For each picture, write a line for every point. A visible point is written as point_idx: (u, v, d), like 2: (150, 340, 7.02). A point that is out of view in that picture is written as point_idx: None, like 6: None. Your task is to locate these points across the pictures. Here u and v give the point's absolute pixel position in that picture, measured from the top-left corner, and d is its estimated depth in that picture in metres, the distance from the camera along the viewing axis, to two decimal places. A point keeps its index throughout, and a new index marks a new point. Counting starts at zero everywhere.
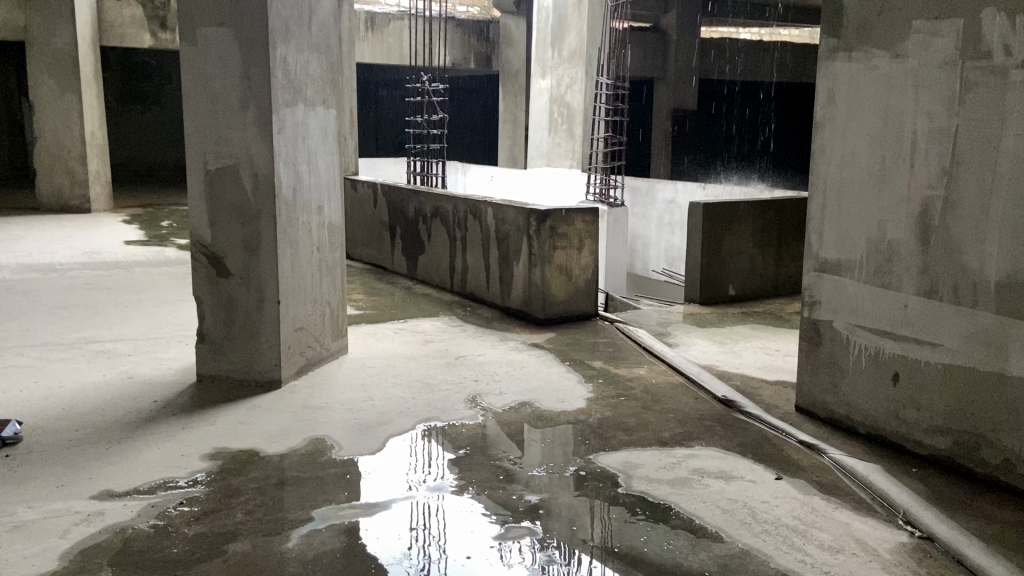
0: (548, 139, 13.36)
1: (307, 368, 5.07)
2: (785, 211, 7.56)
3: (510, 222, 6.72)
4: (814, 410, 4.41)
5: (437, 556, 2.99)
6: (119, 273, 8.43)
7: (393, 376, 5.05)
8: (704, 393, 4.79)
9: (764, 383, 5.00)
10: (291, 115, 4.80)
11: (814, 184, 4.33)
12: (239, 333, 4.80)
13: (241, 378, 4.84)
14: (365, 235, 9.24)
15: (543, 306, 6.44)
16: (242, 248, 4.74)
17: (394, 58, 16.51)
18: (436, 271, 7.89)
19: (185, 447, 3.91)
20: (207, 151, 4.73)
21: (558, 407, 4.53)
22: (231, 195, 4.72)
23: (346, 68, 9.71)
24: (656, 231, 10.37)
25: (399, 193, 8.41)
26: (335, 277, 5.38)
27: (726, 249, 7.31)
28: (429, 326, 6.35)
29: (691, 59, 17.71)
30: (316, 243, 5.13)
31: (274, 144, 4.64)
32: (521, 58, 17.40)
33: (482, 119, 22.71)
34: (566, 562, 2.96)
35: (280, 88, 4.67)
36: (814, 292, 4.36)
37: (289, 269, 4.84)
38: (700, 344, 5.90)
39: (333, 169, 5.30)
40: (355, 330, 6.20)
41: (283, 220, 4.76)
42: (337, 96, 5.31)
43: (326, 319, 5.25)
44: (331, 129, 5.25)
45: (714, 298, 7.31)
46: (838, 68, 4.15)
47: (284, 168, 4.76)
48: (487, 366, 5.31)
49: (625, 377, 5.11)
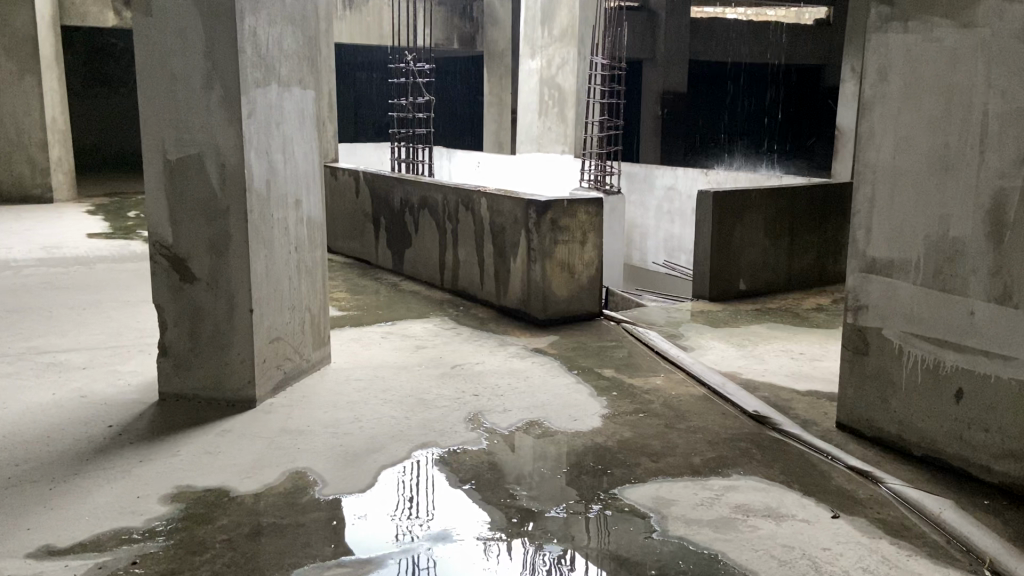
0: (538, 123, 12.77)
1: (285, 382, 4.51)
2: (799, 199, 7.07)
3: (506, 214, 6.16)
4: (859, 428, 3.94)
5: (427, 564, 2.82)
6: (79, 270, 7.78)
7: (383, 391, 4.50)
8: (732, 406, 4.30)
9: (796, 394, 4.51)
10: (263, 96, 4.20)
11: (861, 174, 3.82)
12: (207, 346, 4.23)
13: (209, 397, 4.27)
14: (346, 226, 8.64)
15: (543, 306, 5.91)
16: (209, 249, 4.15)
17: (374, 39, 15.77)
18: (425, 266, 7.33)
19: (143, 486, 3.35)
20: (166, 138, 4.13)
21: (571, 427, 4.01)
22: (194, 189, 4.13)
23: (323, 47, 9.06)
24: (654, 220, 9.87)
25: (384, 182, 7.82)
26: (315, 278, 4.80)
27: (738, 241, 6.81)
28: (420, 329, 5.81)
29: (681, 39, 17.16)
30: (294, 242, 4.54)
31: (244, 129, 4.05)
32: (506, 39, 16.77)
33: (465, 103, 22.07)
34: (561, 564, 2.83)
35: (250, 65, 4.07)
36: (860, 295, 3.86)
37: (263, 273, 4.26)
38: (717, 347, 5.41)
39: (313, 158, 4.72)
40: (339, 335, 5.64)
41: (256, 217, 4.18)
42: (316, 76, 4.72)
43: (306, 327, 4.69)
44: (308, 112, 4.65)
45: (724, 293, 6.81)
46: (892, 41, 3.64)
47: (256, 157, 4.16)
48: (486, 376, 4.77)
49: (641, 388, 4.59)
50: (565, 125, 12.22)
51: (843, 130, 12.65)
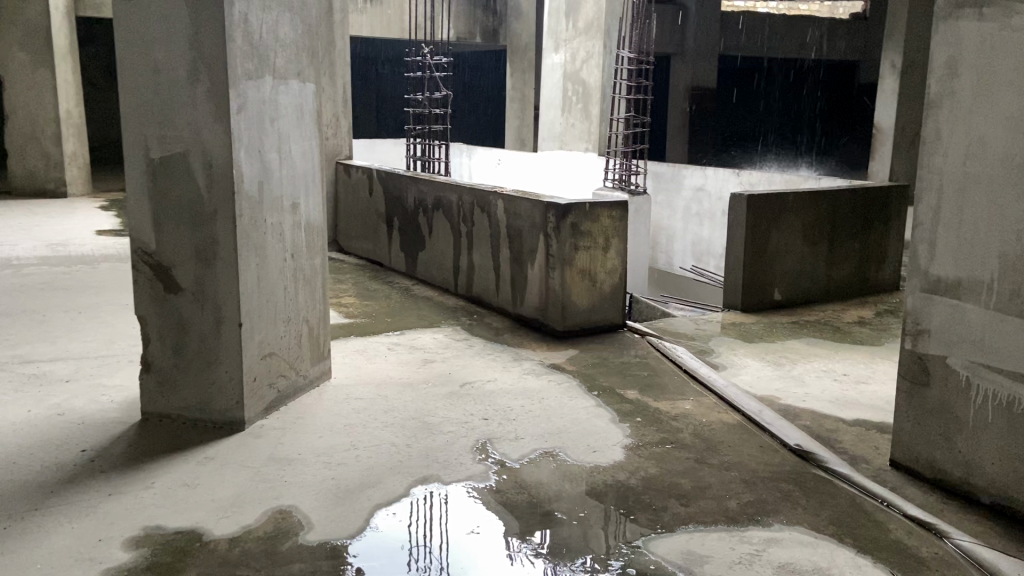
0: (561, 119, 12.34)
1: (280, 401, 4.15)
2: (840, 203, 6.57)
3: (524, 217, 5.76)
4: (916, 468, 3.49)
5: None
6: (81, 269, 7.49)
7: (385, 412, 4.12)
8: (770, 437, 3.86)
9: (841, 423, 4.05)
10: (256, 88, 3.82)
11: (925, 181, 3.36)
12: (193, 363, 3.88)
13: (194, 418, 3.93)
14: (359, 226, 8.29)
15: (562, 316, 5.49)
16: (194, 257, 3.79)
17: (394, 31, 15.38)
18: (438, 270, 6.94)
19: (109, 526, 3.00)
20: (149, 134, 3.77)
21: (590, 461, 3.59)
22: (179, 192, 3.76)
23: (337, 39, 8.70)
24: (682, 222, 9.39)
25: (397, 181, 7.44)
26: (314, 288, 4.42)
27: (773, 247, 6.34)
28: (429, 340, 5.42)
29: (712, 33, 16.63)
30: (290, 250, 4.17)
31: (232, 125, 3.67)
32: (530, 32, 16.34)
33: (487, 97, 21.68)
34: None
35: (240, 54, 3.69)
36: (922, 319, 3.40)
37: (254, 284, 3.89)
38: (751, 366, 4.96)
39: (313, 157, 4.34)
40: (343, 346, 5.26)
41: (247, 223, 3.81)
42: (317, 67, 4.33)
43: (304, 341, 4.32)
44: (308, 107, 4.26)
45: (758, 304, 6.35)
46: (964, 31, 3.17)
47: (247, 157, 3.79)
48: (498, 397, 4.37)
49: (669, 413, 4.17)
50: (590, 122, 11.77)
51: (882, 129, 12.06)
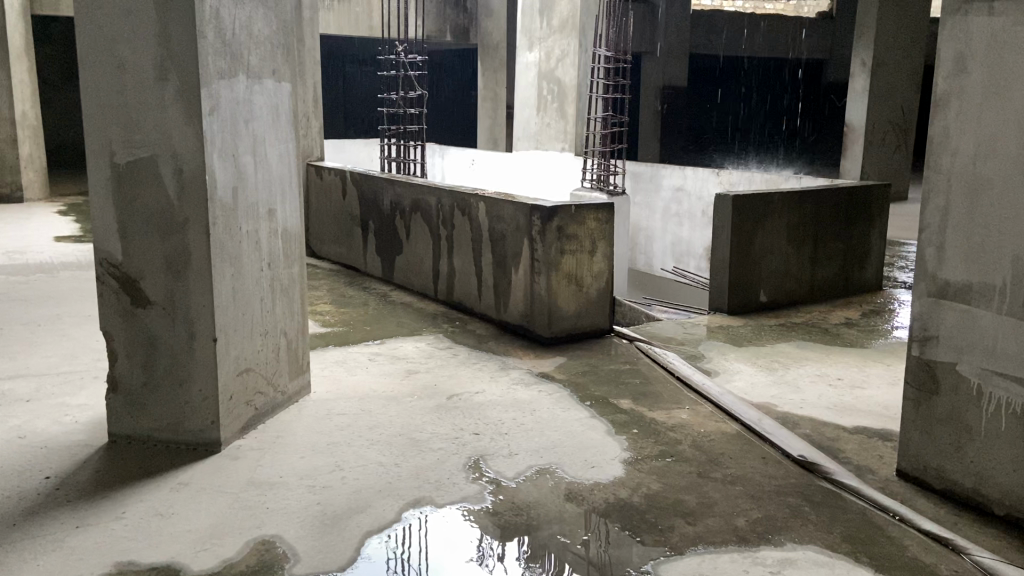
0: (536, 119, 12.19)
1: (257, 420, 3.92)
2: (824, 203, 6.50)
3: (507, 220, 5.58)
4: (924, 477, 3.39)
5: None
6: (40, 278, 7.14)
7: (370, 429, 3.91)
8: (772, 448, 3.74)
9: (842, 431, 3.94)
10: (229, 89, 3.59)
11: (932, 181, 3.25)
12: (164, 381, 3.65)
13: (167, 440, 3.69)
14: (332, 230, 8.04)
15: (548, 322, 5.33)
16: (164, 269, 3.55)
17: (363, 29, 15.09)
18: (417, 275, 6.73)
19: (76, 564, 2.77)
20: (114, 138, 3.52)
21: (589, 478, 3.43)
22: (147, 199, 3.52)
23: (307, 37, 8.45)
24: (661, 223, 9.29)
25: (373, 183, 7.22)
26: (292, 298, 4.20)
27: (759, 248, 6.24)
28: (411, 349, 5.22)
29: (683, 32, 16.63)
30: (266, 259, 3.94)
31: (204, 127, 3.44)
32: (501, 31, 16.15)
33: (458, 97, 21.44)
34: None
35: (212, 52, 3.46)
36: (929, 325, 3.29)
37: (229, 297, 3.66)
38: (744, 372, 4.84)
39: (288, 161, 4.12)
40: (321, 357, 5.04)
41: (221, 231, 3.58)
42: (292, 65, 4.11)
43: (281, 354, 4.10)
44: (283, 107, 4.04)
45: (744, 306, 6.25)
46: (974, 27, 3.07)
47: (221, 161, 3.56)
48: (488, 410, 4.19)
49: (666, 424, 4.02)
50: (565, 121, 11.63)
51: (852, 128, 12.06)
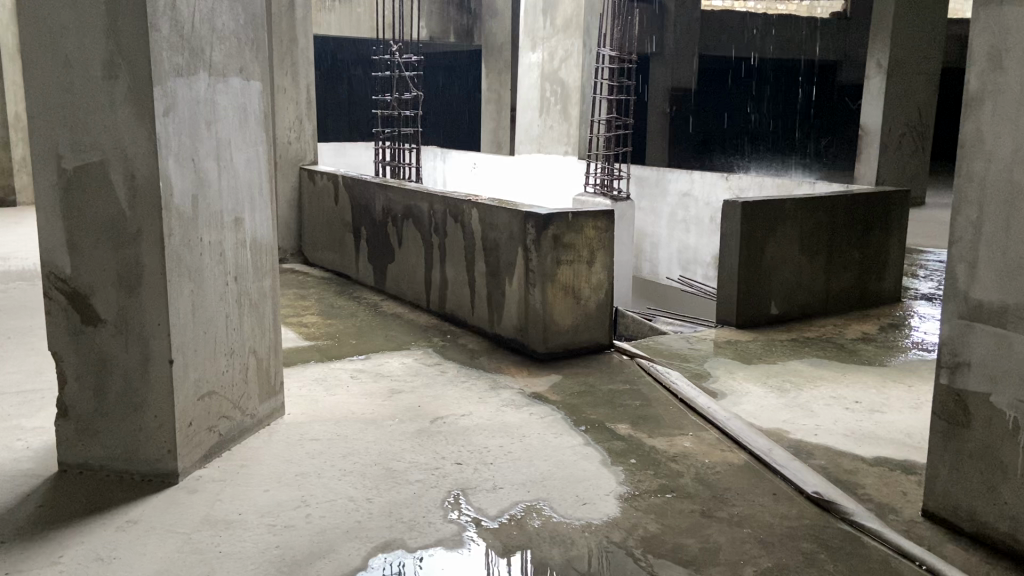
0: (539, 121, 11.86)
1: (220, 447, 3.61)
2: (839, 211, 6.14)
3: (501, 228, 5.27)
4: (953, 519, 3.04)
5: None
6: (18, 286, 6.86)
7: (344, 457, 3.60)
8: (783, 482, 3.39)
9: (860, 463, 3.59)
10: (187, 87, 3.28)
11: (963, 190, 2.91)
12: (117, 407, 3.35)
13: (120, 470, 3.39)
14: (324, 236, 7.75)
15: (543, 337, 5.00)
16: (116, 284, 3.25)
17: (364, 30, 14.81)
18: (409, 284, 6.42)
19: None
20: (61, 141, 3.22)
21: (580, 516, 3.10)
22: (97, 208, 3.22)
23: (299, 36, 8.16)
24: (667, 229, 8.95)
25: (365, 188, 6.92)
26: (262, 314, 3.88)
27: (769, 259, 5.90)
28: (398, 366, 4.90)
29: (691, 33, 16.25)
30: (231, 272, 3.63)
31: (158, 129, 3.14)
32: (506, 31, 15.83)
33: (463, 99, 21.15)
34: None
35: (167, 46, 3.16)
36: (960, 350, 2.94)
37: (188, 314, 3.35)
38: (754, 393, 4.49)
39: (258, 166, 3.81)
40: (300, 375, 4.72)
41: (178, 243, 3.27)
42: (263, 62, 3.80)
43: (250, 374, 3.79)
44: (252, 108, 3.73)
45: (754, 319, 5.90)
46: (1013, 17, 2.73)
47: (178, 167, 3.25)
48: (474, 436, 3.86)
49: (667, 454, 3.69)
50: (569, 124, 11.29)
51: (867, 130, 11.69)
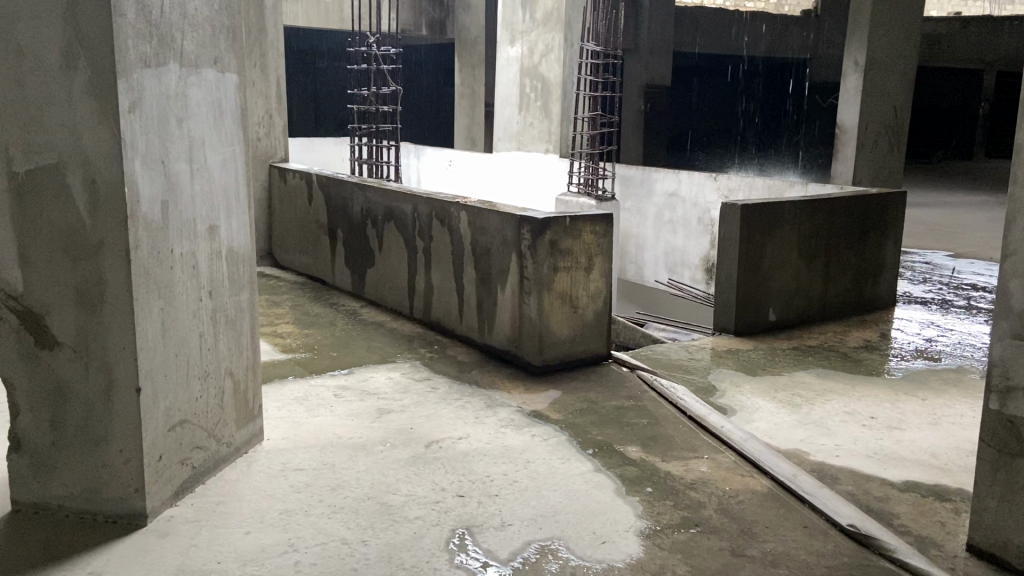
0: (517, 118, 11.54)
1: (194, 482, 3.25)
2: (837, 213, 5.94)
3: (493, 232, 4.95)
4: (1001, 556, 2.80)
5: None
6: None
7: (333, 491, 3.26)
8: (813, 513, 3.14)
9: (890, 489, 3.36)
10: (156, 80, 2.91)
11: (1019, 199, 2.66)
12: (77, 440, 2.97)
13: (81, 510, 3.01)
14: (297, 237, 7.36)
15: (539, 349, 4.71)
16: (75, 303, 2.87)
17: (334, 22, 14.35)
18: (390, 290, 6.07)
19: None
20: (11, 141, 2.83)
21: (601, 557, 2.81)
22: (52, 216, 2.83)
23: (269, 27, 7.73)
24: (653, 230, 8.72)
25: (342, 188, 6.55)
26: (239, 332, 3.52)
27: (768, 264, 5.66)
28: (384, 382, 4.56)
29: (667, 29, 16.03)
30: (205, 286, 3.26)
31: (122, 128, 2.76)
32: (479, 25, 15.47)
33: (435, 94, 20.79)
34: None
35: (133, 34, 2.78)
36: (1013, 373, 2.70)
37: (158, 335, 2.99)
38: (766, 409, 4.25)
39: (234, 168, 3.44)
40: (278, 393, 4.36)
41: (146, 256, 2.90)
42: (240, 53, 3.43)
43: (226, 399, 3.43)
44: (228, 103, 3.36)
45: (752, 326, 5.67)
46: None
47: (145, 171, 2.88)
48: (473, 463, 3.55)
49: (685, 480, 3.41)
50: (549, 121, 10.99)
51: (843, 127, 11.51)
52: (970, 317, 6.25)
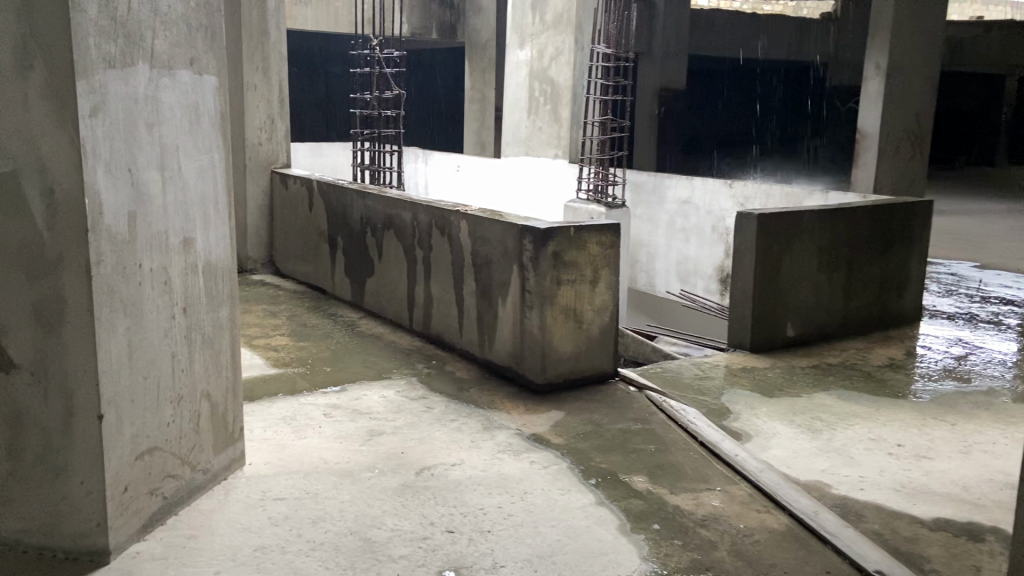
0: (527, 122, 11.30)
1: (165, 513, 3.02)
2: (858, 224, 5.66)
3: (494, 243, 4.71)
4: None
5: None
6: None
7: (314, 524, 3.03)
8: (836, 556, 2.88)
9: (920, 527, 3.08)
10: (122, 81, 2.68)
11: None
12: (35, 470, 2.74)
13: (40, 546, 2.79)
14: (296, 244, 7.15)
15: (542, 367, 4.46)
16: (34, 322, 2.65)
17: (342, 25, 14.18)
18: (389, 301, 5.84)
19: None
20: None
21: None
22: (8, 228, 2.61)
23: (270, 29, 7.52)
24: (665, 239, 8.46)
25: (342, 195, 6.33)
26: (217, 350, 3.29)
27: (786, 277, 5.38)
28: (377, 401, 4.32)
29: (681, 32, 15.75)
30: (179, 302, 3.04)
31: (83, 133, 2.54)
32: (490, 28, 15.26)
33: (445, 97, 20.62)
34: None
35: (94, 31, 2.56)
36: None
37: (124, 356, 2.76)
38: (783, 435, 3.98)
39: (213, 176, 3.21)
40: (265, 413, 4.13)
41: (110, 271, 2.68)
42: (219, 54, 3.20)
43: (202, 423, 3.20)
44: (206, 106, 3.13)
45: (768, 342, 5.40)
46: None
47: (109, 179, 2.66)
48: (466, 493, 3.30)
49: (695, 516, 3.15)
50: (560, 126, 10.74)
51: (865, 135, 11.19)
52: (1000, 334, 5.95)
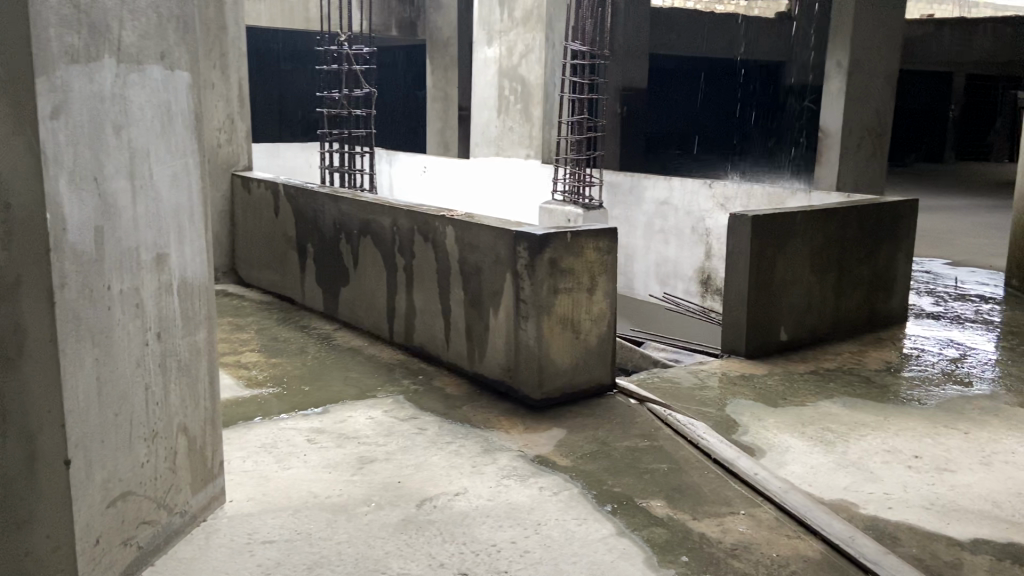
0: (496, 122, 11.04)
1: (141, 564, 2.68)
2: (849, 225, 5.54)
3: (484, 250, 4.43)
4: None
5: None
6: None
7: (311, 571, 2.72)
8: None
9: (959, 550, 2.92)
10: (84, 77, 2.33)
11: None
12: None
13: None
14: (262, 251, 6.76)
15: (539, 381, 4.20)
16: None
17: (298, 22, 13.71)
18: (367, 311, 5.52)
19: None
20: None
21: None
22: None
23: (230, 23, 7.09)
24: (643, 240, 8.29)
25: (313, 199, 5.97)
26: (194, 378, 2.95)
27: (780, 280, 5.23)
28: (365, 423, 4.01)
29: (641, 30, 15.66)
30: (152, 327, 2.70)
31: (43, 137, 2.19)
32: (452, 25, 14.96)
33: (403, 95, 20.21)
34: None
35: (54, 20, 2.21)
36: None
37: (92, 392, 2.42)
38: (797, 449, 3.79)
39: (187, 185, 2.88)
40: (244, 440, 3.79)
41: (75, 296, 2.33)
42: (191, 48, 2.86)
43: (179, 461, 2.87)
44: (178, 107, 2.80)
45: (763, 348, 5.24)
46: None
47: (72, 191, 2.31)
48: (475, 527, 3.03)
49: (723, 545, 2.93)
50: (530, 125, 10.52)
51: (828, 133, 11.18)
52: (988, 334, 5.90)
